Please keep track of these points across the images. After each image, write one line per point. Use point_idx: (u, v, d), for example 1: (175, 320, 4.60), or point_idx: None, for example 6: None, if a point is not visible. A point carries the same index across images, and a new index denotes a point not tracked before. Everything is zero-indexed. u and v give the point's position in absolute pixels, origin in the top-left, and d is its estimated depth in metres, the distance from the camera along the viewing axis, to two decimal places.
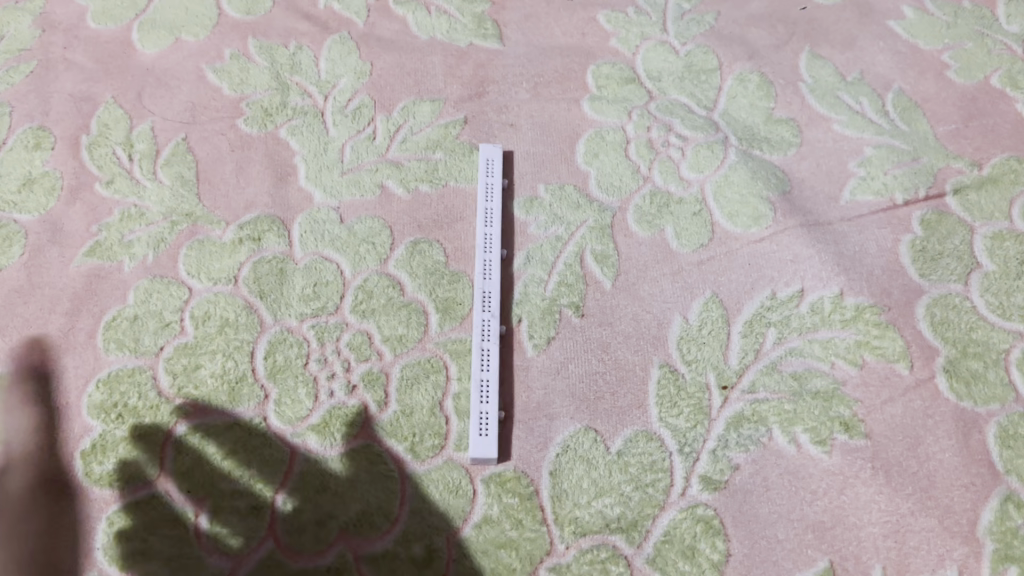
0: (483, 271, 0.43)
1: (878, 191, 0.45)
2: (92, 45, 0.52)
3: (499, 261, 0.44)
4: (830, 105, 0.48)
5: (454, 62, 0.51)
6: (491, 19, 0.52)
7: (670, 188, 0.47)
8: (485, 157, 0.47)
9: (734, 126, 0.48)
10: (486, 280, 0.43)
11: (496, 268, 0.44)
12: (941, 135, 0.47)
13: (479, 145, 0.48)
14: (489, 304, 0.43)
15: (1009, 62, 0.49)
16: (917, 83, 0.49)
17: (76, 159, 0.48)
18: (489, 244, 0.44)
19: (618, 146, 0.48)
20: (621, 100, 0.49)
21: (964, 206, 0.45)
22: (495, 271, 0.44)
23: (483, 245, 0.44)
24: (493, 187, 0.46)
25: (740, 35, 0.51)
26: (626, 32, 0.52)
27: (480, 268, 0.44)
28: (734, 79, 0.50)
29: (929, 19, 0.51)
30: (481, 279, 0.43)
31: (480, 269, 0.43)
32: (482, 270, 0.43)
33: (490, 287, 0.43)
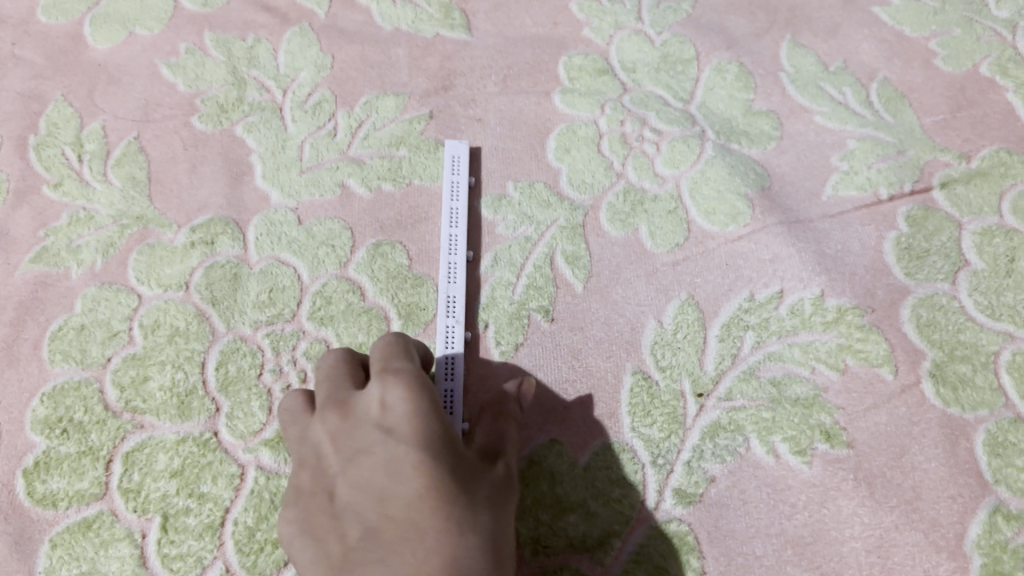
0: (448, 274, 0.42)
1: (861, 186, 0.43)
2: (42, 40, 0.50)
3: (465, 264, 0.42)
4: (812, 96, 0.46)
5: (419, 55, 0.48)
6: (459, 8, 0.50)
7: (645, 185, 0.44)
8: (450, 153, 0.45)
9: (711, 119, 0.46)
10: (451, 283, 0.42)
11: (462, 271, 0.42)
12: (927, 127, 0.45)
13: (445, 141, 0.46)
14: (454, 310, 0.41)
15: (1000, 49, 0.47)
16: (902, 72, 0.47)
17: (23, 160, 0.46)
18: (455, 246, 0.43)
19: (590, 141, 0.46)
20: (594, 93, 0.47)
21: (952, 201, 0.43)
22: (460, 274, 0.42)
23: (448, 247, 0.42)
24: (459, 185, 0.44)
25: (718, 24, 0.49)
26: (600, 21, 0.49)
27: (444, 272, 0.42)
28: (711, 70, 0.48)
29: (915, 5, 0.49)
30: (445, 283, 0.41)
31: (445, 273, 0.42)
32: (447, 274, 0.42)
33: (455, 292, 0.41)
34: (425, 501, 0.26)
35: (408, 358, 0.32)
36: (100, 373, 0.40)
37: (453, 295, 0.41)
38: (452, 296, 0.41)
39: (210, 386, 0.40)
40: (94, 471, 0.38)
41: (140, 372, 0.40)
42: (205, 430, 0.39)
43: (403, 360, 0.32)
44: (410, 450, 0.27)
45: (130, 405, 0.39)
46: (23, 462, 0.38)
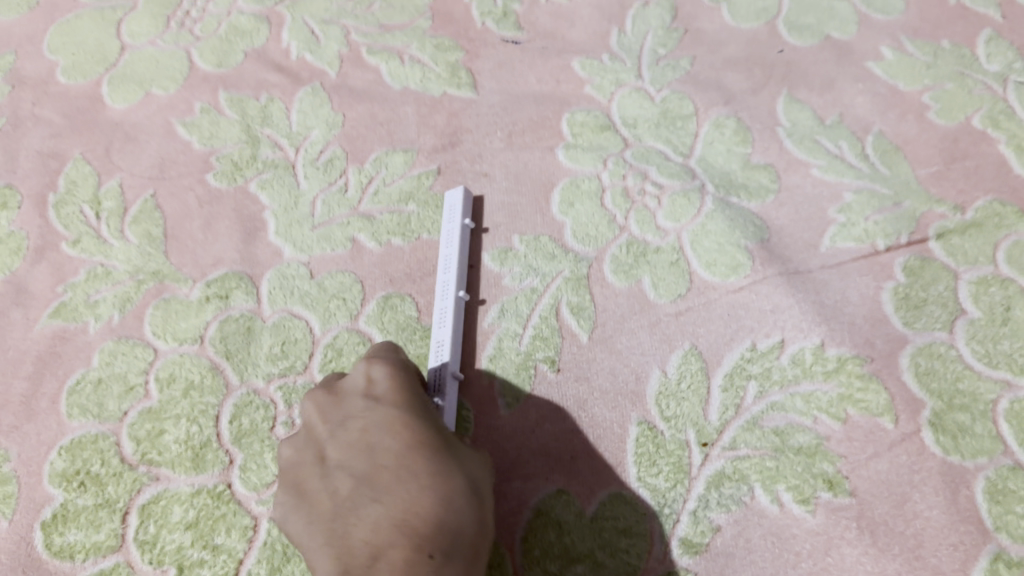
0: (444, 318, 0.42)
1: (859, 238, 0.45)
2: (62, 101, 0.52)
3: (456, 307, 0.43)
4: (809, 150, 0.48)
5: (427, 113, 0.50)
6: (465, 67, 0.52)
7: (647, 238, 0.46)
8: (453, 200, 0.46)
9: (711, 172, 0.47)
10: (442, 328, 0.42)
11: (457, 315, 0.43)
12: (922, 179, 0.46)
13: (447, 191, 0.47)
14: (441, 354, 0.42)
15: (991, 102, 0.49)
16: (897, 125, 0.48)
17: (42, 218, 0.47)
18: (447, 290, 0.43)
19: (593, 194, 0.47)
20: (596, 148, 0.49)
21: (948, 251, 0.44)
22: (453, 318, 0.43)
23: (441, 293, 0.43)
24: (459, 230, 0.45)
25: (716, 80, 0.51)
26: (601, 79, 0.51)
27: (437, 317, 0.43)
28: (710, 125, 0.49)
29: (907, 60, 0.51)
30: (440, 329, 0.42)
31: (441, 317, 0.43)
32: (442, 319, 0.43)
33: (448, 335, 0.42)
34: (412, 447, 0.32)
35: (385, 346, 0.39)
36: (117, 426, 0.41)
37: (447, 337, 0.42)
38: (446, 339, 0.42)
39: (224, 439, 0.40)
40: (111, 523, 0.39)
41: (157, 424, 0.41)
42: (220, 481, 0.39)
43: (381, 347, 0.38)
44: (395, 413, 0.34)
45: (146, 457, 0.40)
46: (41, 514, 0.39)
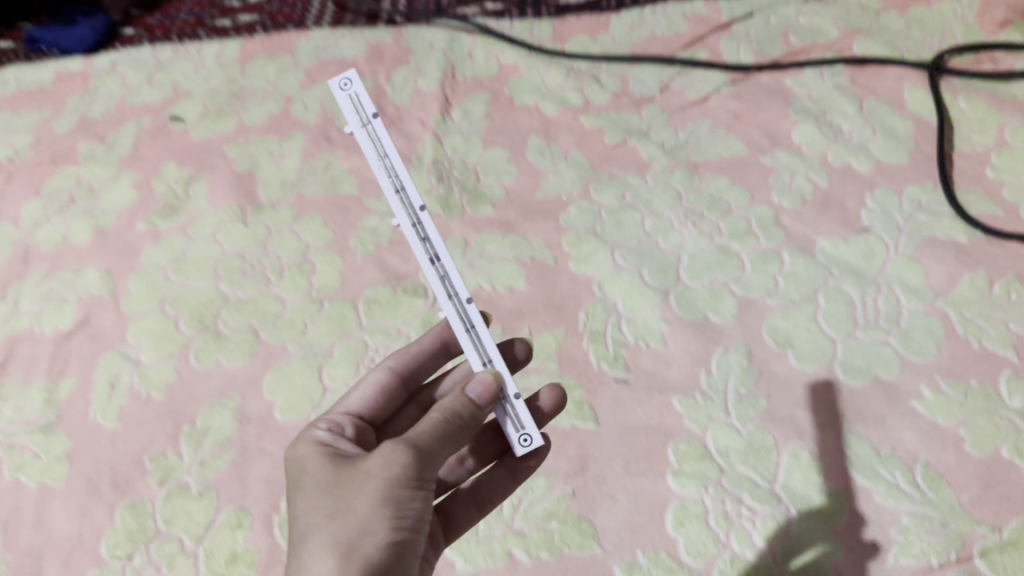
0: (418, 238, 0.52)
1: (917, 555, 0.57)
2: (281, 436, 0.69)
3: (431, 227, 0.52)
4: (870, 477, 0.61)
5: (561, 443, 0.65)
6: (588, 404, 0.67)
7: (746, 554, 0.58)
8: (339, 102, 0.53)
9: (793, 497, 0.61)
10: (435, 261, 0.52)
11: (424, 215, 0.51)
12: (965, 503, 0.59)
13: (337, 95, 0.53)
14: (453, 290, 0.52)
15: (1015, 435, 0.62)
16: (941, 456, 0.62)
17: (269, 535, 0.63)
18: (418, 224, 0.52)
19: (699, 515, 0.60)
20: (697, 474, 0.62)
21: (991, 566, 0.56)
22: (428, 231, 0.52)
23: (415, 227, 0.52)
24: (363, 128, 0.52)
25: (790, 416, 0.65)
26: (697, 414, 0.66)
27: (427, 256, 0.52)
28: (789, 455, 0.63)
29: (944, 399, 0.64)
30: (421, 256, 0.51)
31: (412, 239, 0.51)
32: (418, 244, 0.52)
33: (438, 250, 0.52)
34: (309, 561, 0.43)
35: (316, 454, 0.50)
36: None
37: (437, 255, 0.52)
38: (432, 255, 0.52)
39: None
40: None
41: None
42: None
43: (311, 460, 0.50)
44: (302, 534, 0.45)
45: None
46: None
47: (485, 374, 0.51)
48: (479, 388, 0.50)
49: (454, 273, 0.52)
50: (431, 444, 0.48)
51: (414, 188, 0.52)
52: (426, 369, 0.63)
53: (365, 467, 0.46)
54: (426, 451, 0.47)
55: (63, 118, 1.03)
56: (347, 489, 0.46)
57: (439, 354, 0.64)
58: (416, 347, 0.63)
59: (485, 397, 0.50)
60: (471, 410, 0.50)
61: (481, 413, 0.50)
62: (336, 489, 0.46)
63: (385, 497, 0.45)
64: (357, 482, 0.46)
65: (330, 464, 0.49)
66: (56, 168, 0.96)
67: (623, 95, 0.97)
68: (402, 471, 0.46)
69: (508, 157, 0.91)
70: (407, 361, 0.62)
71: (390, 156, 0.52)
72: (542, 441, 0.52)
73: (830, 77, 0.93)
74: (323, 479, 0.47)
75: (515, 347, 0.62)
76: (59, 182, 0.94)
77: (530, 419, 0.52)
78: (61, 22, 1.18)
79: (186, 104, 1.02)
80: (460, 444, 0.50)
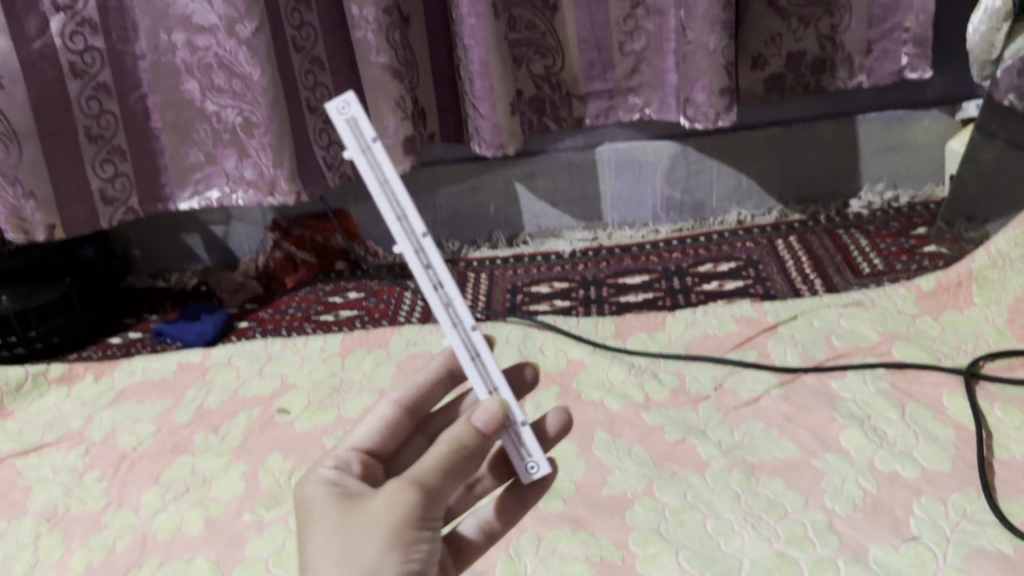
0: (421, 264, 0.49)
1: None
2: None
3: (437, 258, 0.49)
4: None
5: None
6: None
7: None
8: (337, 125, 0.48)
9: None
10: (438, 288, 0.50)
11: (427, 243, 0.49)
12: None
13: (330, 110, 0.47)
14: (459, 321, 0.51)
15: None
16: None
17: None
18: (421, 252, 0.49)
19: None
20: None
21: None
22: (430, 255, 0.49)
23: (418, 254, 0.49)
24: (363, 154, 0.47)
25: None
26: None
27: (431, 285, 0.50)
28: None
29: None
30: (424, 285, 0.50)
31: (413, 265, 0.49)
32: (422, 271, 0.50)
33: (443, 278, 0.50)
34: None
35: (322, 488, 0.52)
36: None
37: (441, 282, 0.50)
38: (435, 283, 0.50)
39: None
40: None
41: None
42: None
43: (316, 492, 0.51)
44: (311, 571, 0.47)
45: None
46: None
47: (492, 404, 0.51)
48: (486, 417, 0.50)
49: (457, 300, 0.51)
50: (435, 484, 0.49)
51: (417, 215, 0.48)
52: (431, 401, 0.64)
53: (372, 507, 0.48)
54: (428, 488, 0.49)
55: (182, 409, 1.16)
56: (355, 528, 0.48)
57: (445, 384, 0.64)
58: (421, 378, 0.63)
59: (492, 425, 0.50)
60: (478, 441, 0.50)
61: (488, 441, 0.51)
62: (344, 527, 0.48)
63: (389, 541, 0.47)
64: (366, 521, 0.48)
65: (337, 500, 0.50)
66: (174, 458, 1.07)
67: (680, 393, 1.07)
68: (408, 512, 0.48)
69: (577, 451, 1.00)
70: (413, 394, 0.62)
71: (391, 181, 0.48)
72: (549, 469, 0.55)
73: (873, 380, 1.02)
74: (330, 515, 0.49)
75: (523, 371, 0.64)
76: (176, 471, 1.05)
77: (537, 447, 0.55)
78: (186, 316, 1.35)
79: (291, 396, 1.15)
80: (464, 474, 0.51)
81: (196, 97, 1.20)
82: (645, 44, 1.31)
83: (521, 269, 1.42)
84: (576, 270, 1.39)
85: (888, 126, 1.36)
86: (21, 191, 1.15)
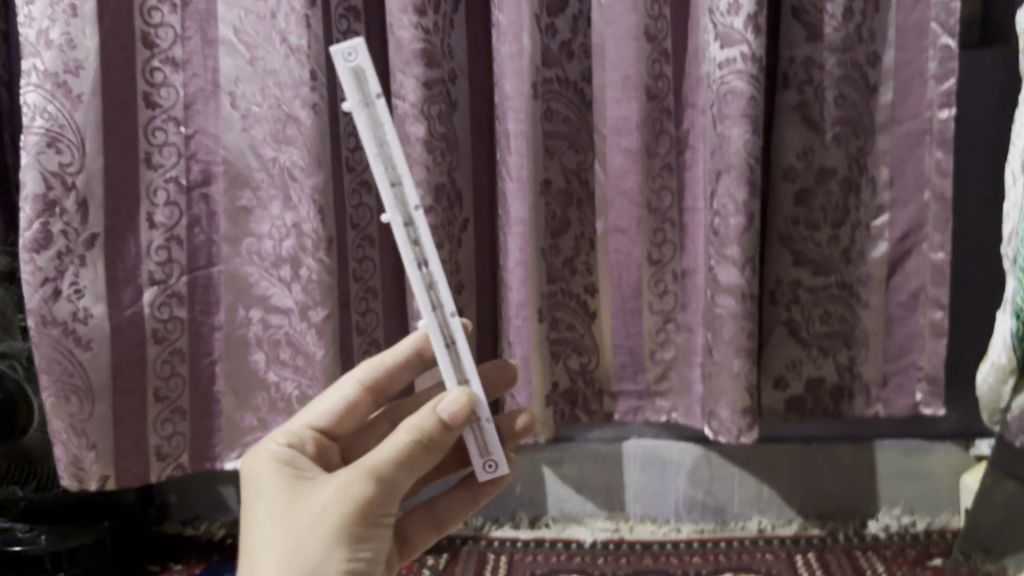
0: (408, 235, 0.70)
1: None
2: None
3: (420, 227, 0.70)
4: None
5: None
6: None
7: None
8: (342, 76, 0.66)
9: None
10: (423, 263, 0.71)
11: (417, 217, 0.70)
12: None
13: (338, 63, 0.65)
14: (439, 301, 0.73)
15: None
16: None
17: None
18: (410, 223, 0.70)
19: None
20: None
21: None
22: (416, 220, 0.70)
23: (406, 224, 0.70)
24: (365, 114, 0.66)
25: None
26: None
27: (417, 259, 0.71)
28: None
29: None
30: (412, 259, 0.71)
31: (403, 235, 0.70)
32: (410, 245, 0.70)
33: (426, 246, 0.71)
34: (272, 560, 0.70)
35: (278, 481, 0.77)
36: None
37: (425, 261, 0.71)
38: (422, 261, 0.71)
39: None
40: None
41: None
42: None
43: (275, 482, 0.77)
44: (267, 535, 0.72)
45: None
46: None
47: (457, 402, 0.74)
48: (453, 406, 0.73)
49: (435, 268, 0.72)
50: (383, 478, 0.73)
51: (408, 189, 0.69)
52: (393, 378, 0.93)
53: (329, 490, 0.73)
54: (380, 476, 0.72)
55: None
56: (307, 508, 0.73)
57: (409, 364, 0.94)
58: (390, 362, 0.93)
59: (453, 415, 0.73)
60: (438, 430, 0.74)
61: (449, 427, 0.74)
62: (298, 509, 0.73)
63: (337, 520, 0.72)
64: (322, 502, 0.73)
65: (291, 488, 0.76)
66: None
67: None
68: (355, 498, 0.72)
69: None
70: (376, 375, 0.93)
71: (388, 148, 0.68)
72: (502, 469, 0.82)
73: None
74: (287, 500, 0.75)
75: (505, 370, 1.02)
76: None
77: (498, 452, 0.81)
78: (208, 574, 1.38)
79: None
80: (417, 462, 0.74)
81: (261, 367, 1.31)
82: (674, 354, 1.42)
83: (541, 555, 1.44)
84: (595, 563, 1.40)
85: (905, 453, 1.43)
86: (85, 442, 1.23)
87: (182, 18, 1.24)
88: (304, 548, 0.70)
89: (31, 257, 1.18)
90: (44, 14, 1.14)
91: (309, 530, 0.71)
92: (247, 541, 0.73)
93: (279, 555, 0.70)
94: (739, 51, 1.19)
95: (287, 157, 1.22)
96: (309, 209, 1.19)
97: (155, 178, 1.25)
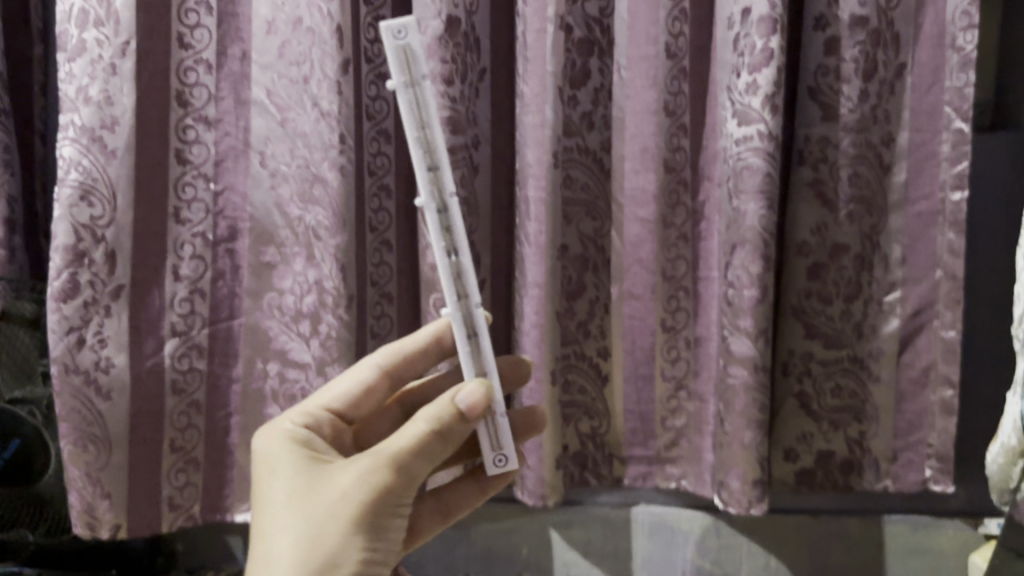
0: (440, 221, 0.74)
1: None
2: None
3: (454, 214, 0.75)
4: None
5: None
6: None
7: None
8: (390, 56, 0.70)
9: None
10: (453, 253, 0.76)
11: (452, 204, 0.74)
12: None
13: (389, 45, 0.69)
14: (465, 290, 0.78)
15: None
16: None
17: None
18: (444, 211, 0.74)
19: None
20: None
21: None
22: (450, 207, 0.74)
23: (439, 212, 0.74)
24: (410, 98, 0.70)
25: None
26: None
27: (447, 248, 0.75)
28: None
29: None
30: (442, 247, 0.75)
31: (435, 221, 0.74)
32: (441, 232, 0.75)
33: (458, 234, 0.75)
34: (291, 544, 0.79)
35: (299, 465, 0.87)
36: None
37: (455, 250, 0.75)
38: (451, 250, 0.75)
39: None
40: None
41: None
42: None
43: (296, 465, 0.87)
44: (287, 517, 0.81)
45: None
46: None
47: (475, 395, 0.79)
48: (469, 398, 0.79)
49: (463, 255, 0.76)
50: (400, 467, 0.80)
51: (445, 177, 0.73)
52: (410, 365, 1.05)
53: (347, 477, 0.81)
54: (394, 465, 0.80)
55: None
56: (326, 493, 0.81)
57: (428, 352, 1.05)
58: (408, 351, 1.04)
59: (471, 409, 0.79)
60: (456, 421, 0.80)
61: (467, 418, 0.79)
62: (317, 494, 0.82)
63: (353, 506, 0.80)
64: (341, 489, 0.81)
65: (310, 471, 0.85)
66: None
67: None
68: (372, 487, 0.80)
69: None
70: (394, 362, 1.04)
71: (429, 133, 0.72)
72: (513, 463, 0.86)
73: None
74: (308, 484, 0.84)
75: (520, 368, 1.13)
76: None
77: (509, 447, 0.86)
78: None
79: None
80: (432, 452, 0.81)
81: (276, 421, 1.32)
82: (685, 421, 1.43)
83: None
84: None
85: (913, 529, 1.43)
86: (100, 490, 1.24)
87: (217, 79, 1.28)
88: (321, 535, 0.79)
89: (58, 306, 1.20)
90: (85, 72, 1.18)
91: (326, 516, 0.80)
92: (269, 520, 0.82)
93: (299, 540, 0.79)
94: (756, 129, 1.21)
95: (312, 216, 1.25)
96: (332, 267, 1.22)
97: (182, 233, 1.27)
